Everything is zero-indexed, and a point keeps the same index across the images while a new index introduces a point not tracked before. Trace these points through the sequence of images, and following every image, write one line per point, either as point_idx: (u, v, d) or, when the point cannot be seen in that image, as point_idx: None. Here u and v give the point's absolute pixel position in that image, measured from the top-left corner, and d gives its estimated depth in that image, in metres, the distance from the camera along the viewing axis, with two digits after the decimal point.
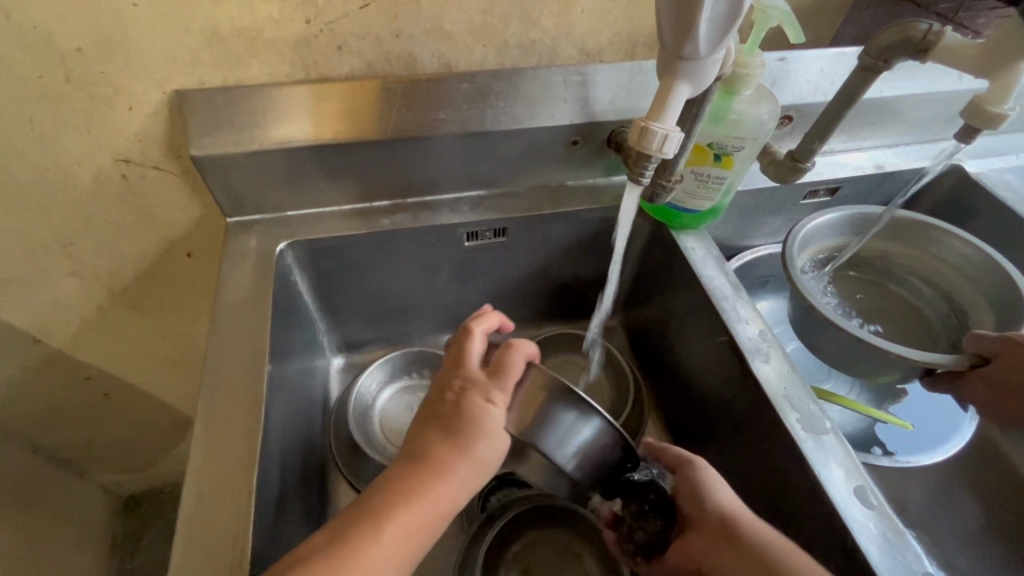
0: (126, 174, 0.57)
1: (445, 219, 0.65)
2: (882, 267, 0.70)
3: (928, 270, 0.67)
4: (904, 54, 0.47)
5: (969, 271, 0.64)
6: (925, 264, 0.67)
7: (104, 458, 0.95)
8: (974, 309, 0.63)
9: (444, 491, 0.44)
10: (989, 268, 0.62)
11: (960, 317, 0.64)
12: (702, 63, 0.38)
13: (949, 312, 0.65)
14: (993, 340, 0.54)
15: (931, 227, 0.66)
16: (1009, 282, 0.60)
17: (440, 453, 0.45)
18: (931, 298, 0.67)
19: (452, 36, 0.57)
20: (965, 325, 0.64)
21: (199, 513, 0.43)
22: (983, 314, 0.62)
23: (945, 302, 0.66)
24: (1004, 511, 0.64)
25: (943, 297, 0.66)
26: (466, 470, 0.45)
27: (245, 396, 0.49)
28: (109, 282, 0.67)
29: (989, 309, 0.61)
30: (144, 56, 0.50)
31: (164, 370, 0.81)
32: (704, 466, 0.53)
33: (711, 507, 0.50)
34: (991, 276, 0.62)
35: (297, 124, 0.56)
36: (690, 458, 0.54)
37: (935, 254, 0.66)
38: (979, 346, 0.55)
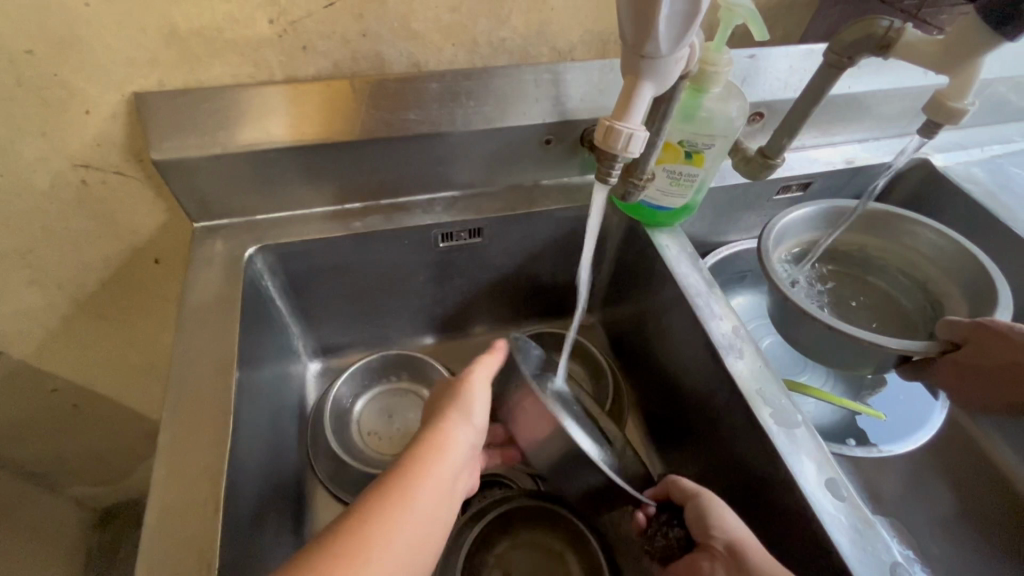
0: (86, 180, 0.55)
1: (418, 220, 0.64)
2: (860, 261, 0.71)
3: (904, 262, 0.68)
4: (867, 50, 0.48)
5: (945, 262, 0.64)
6: (901, 256, 0.68)
7: (75, 471, 0.92)
8: (948, 297, 0.64)
9: (447, 459, 0.46)
10: (962, 258, 0.62)
11: (936, 306, 0.65)
12: (664, 62, 0.38)
13: (926, 302, 0.66)
14: (964, 327, 0.54)
15: (902, 219, 0.67)
16: (982, 271, 0.60)
17: (433, 431, 0.48)
18: (909, 290, 0.68)
19: (420, 35, 0.56)
20: (940, 314, 0.65)
21: (165, 529, 0.42)
22: (956, 301, 0.63)
23: (922, 293, 0.67)
24: (974, 497, 0.66)
25: (919, 289, 0.67)
26: (460, 439, 0.48)
27: (213, 406, 0.48)
28: (73, 291, 0.65)
29: (961, 297, 0.62)
30: (100, 57, 0.48)
31: (136, 379, 0.79)
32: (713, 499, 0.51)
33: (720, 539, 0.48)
34: (963, 264, 0.62)
35: (264, 126, 0.55)
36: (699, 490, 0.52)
37: (910, 245, 0.67)
38: (950, 333, 0.55)
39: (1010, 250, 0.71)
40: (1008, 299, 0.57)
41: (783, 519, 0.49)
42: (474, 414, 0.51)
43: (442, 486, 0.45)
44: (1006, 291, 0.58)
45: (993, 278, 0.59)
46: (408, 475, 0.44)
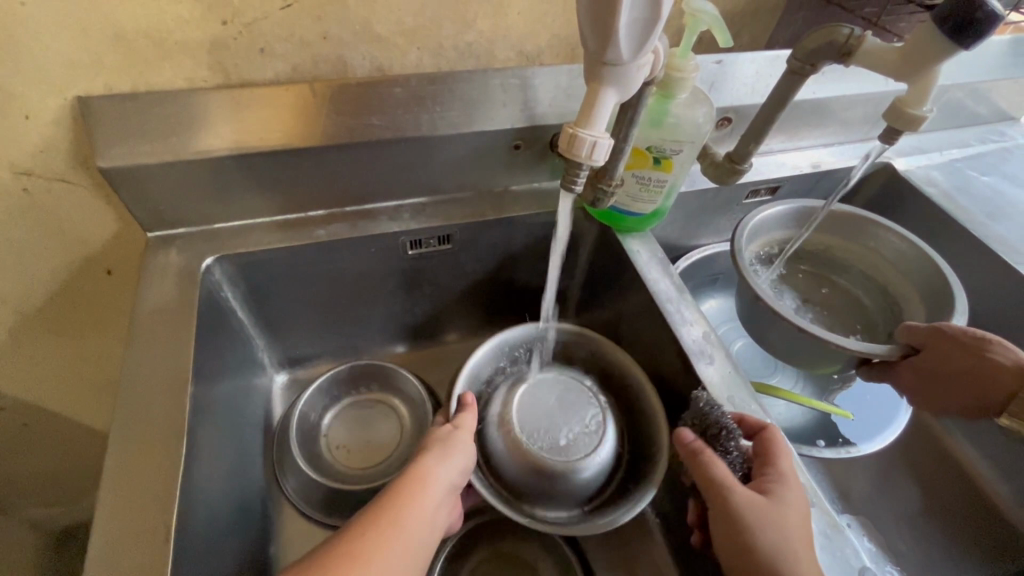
0: (28, 189, 0.52)
1: (385, 228, 0.63)
2: (827, 260, 0.72)
3: (868, 264, 0.70)
4: (829, 57, 0.48)
5: (904, 264, 0.66)
6: (866, 259, 0.70)
7: (27, 493, 0.87)
8: (907, 301, 0.65)
9: (424, 500, 0.44)
10: (921, 261, 0.64)
11: (895, 308, 0.66)
12: (627, 68, 0.38)
13: (885, 304, 0.68)
14: (924, 331, 0.56)
15: (870, 222, 0.68)
16: (938, 274, 0.62)
17: (406, 471, 0.47)
18: (871, 290, 0.69)
19: (383, 38, 0.54)
20: (898, 316, 0.66)
21: (111, 560, 0.39)
22: (915, 304, 0.64)
23: (883, 295, 0.68)
24: (936, 494, 0.67)
25: (879, 289, 0.68)
26: (438, 479, 0.46)
27: (165, 427, 0.46)
28: (17, 305, 0.61)
29: (919, 301, 0.64)
30: (39, 59, 0.46)
31: (90, 395, 0.76)
32: (735, 498, 0.44)
33: (726, 539, 0.44)
34: (924, 269, 0.64)
35: (220, 132, 0.53)
36: (721, 481, 0.46)
37: (875, 248, 0.69)
38: (910, 338, 0.57)
39: (969, 251, 0.73)
40: (963, 306, 0.59)
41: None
42: (455, 452, 0.49)
43: (417, 529, 0.42)
44: (961, 298, 0.59)
45: (950, 285, 0.61)
46: (378, 519, 0.41)
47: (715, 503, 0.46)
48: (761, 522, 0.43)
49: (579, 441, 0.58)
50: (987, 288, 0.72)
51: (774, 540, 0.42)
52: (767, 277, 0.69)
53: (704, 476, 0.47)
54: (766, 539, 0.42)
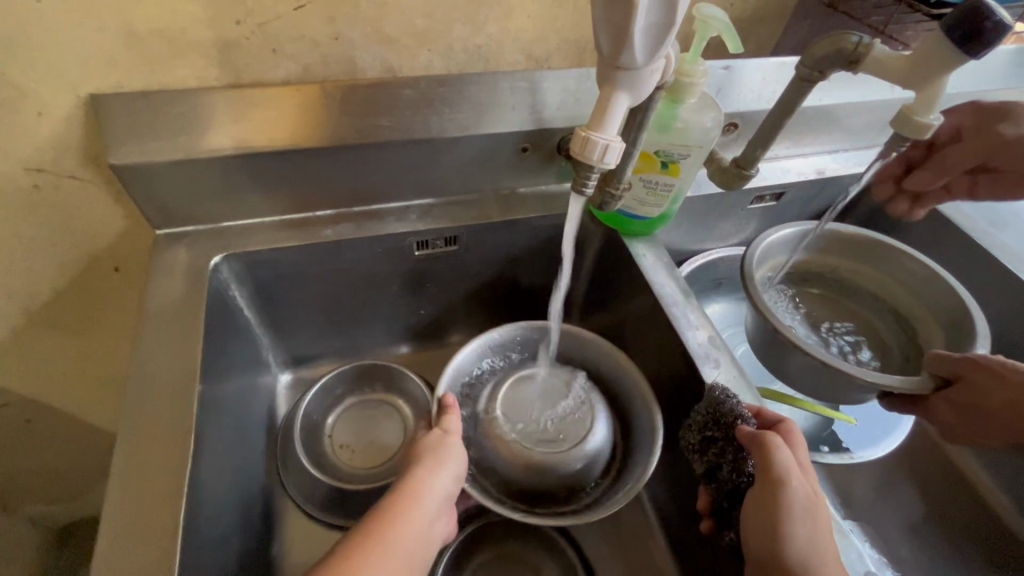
0: (39, 184, 0.53)
1: (392, 228, 0.63)
2: (835, 283, 0.72)
3: (877, 286, 0.70)
4: (837, 64, 0.48)
5: (918, 288, 0.67)
6: (876, 280, 0.70)
7: (29, 489, 0.87)
8: (923, 325, 0.66)
9: (418, 512, 0.45)
10: (937, 285, 0.65)
11: (910, 332, 0.67)
12: (640, 73, 0.38)
13: (899, 327, 0.68)
14: (956, 361, 0.55)
15: (885, 246, 0.69)
16: (956, 300, 0.63)
17: (400, 482, 0.47)
18: (882, 314, 0.69)
19: (393, 40, 0.55)
20: (913, 340, 0.66)
21: (118, 556, 0.40)
22: (932, 329, 0.65)
23: (895, 318, 0.68)
24: (938, 500, 0.67)
25: (892, 312, 0.69)
26: (429, 490, 0.46)
27: (173, 424, 0.46)
28: (24, 301, 0.61)
29: (936, 326, 0.64)
30: (53, 57, 0.46)
31: (94, 393, 0.76)
32: (794, 492, 0.43)
33: (764, 519, 0.43)
34: (939, 295, 0.64)
35: (231, 130, 0.53)
36: (783, 474, 0.44)
37: (888, 271, 0.69)
38: (941, 368, 0.56)
39: (974, 259, 0.73)
40: (985, 329, 0.59)
41: (732, 522, 0.49)
42: (447, 459, 0.49)
43: (413, 540, 0.43)
44: (983, 322, 0.59)
45: (969, 310, 0.61)
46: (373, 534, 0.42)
47: (768, 490, 0.44)
48: (808, 522, 0.42)
49: (566, 416, 0.58)
50: (991, 296, 0.72)
51: (814, 542, 0.42)
52: (777, 298, 0.69)
53: (767, 463, 0.45)
54: (808, 541, 0.42)
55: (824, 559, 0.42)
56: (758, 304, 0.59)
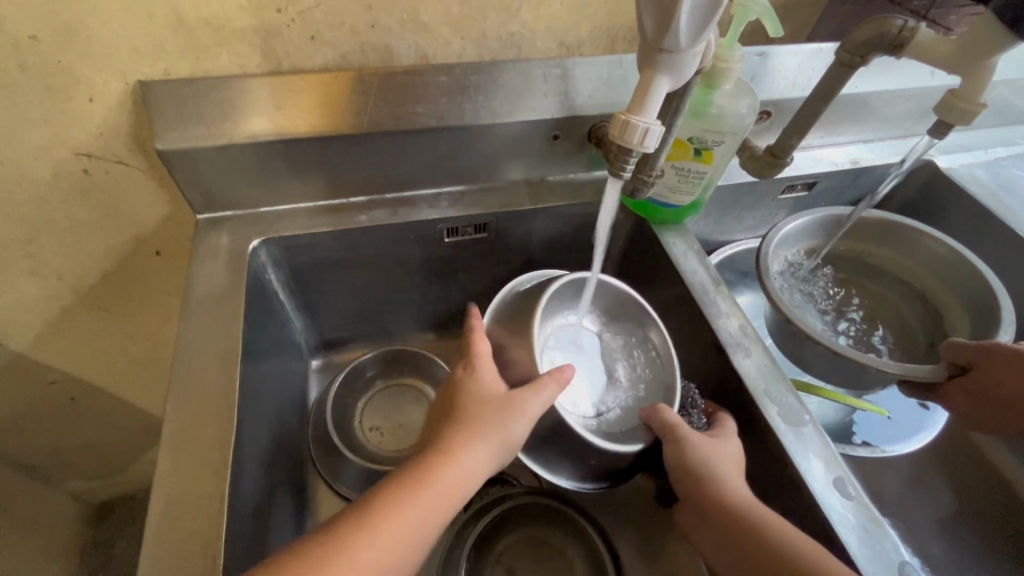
0: (88, 169, 0.55)
1: (423, 215, 0.64)
2: (861, 266, 0.71)
3: (905, 268, 0.68)
4: (881, 49, 0.47)
5: (943, 271, 0.65)
6: (903, 266, 0.69)
7: (72, 465, 0.91)
8: (950, 311, 0.65)
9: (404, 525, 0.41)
10: (963, 268, 0.63)
11: (936, 317, 0.66)
12: (682, 56, 0.38)
13: (927, 313, 0.67)
14: (970, 349, 0.55)
15: (906, 228, 0.67)
16: (984, 284, 0.61)
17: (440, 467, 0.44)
18: (908, 298, 0.69)
19: (428, 28, 0.55)
20: (941, 323, 0.66)
21: (170, 523, 0.42)
22: (958, 314, 0.64)
23: (921, 302, 0.68)
24: (971, 497, 0.66)
25: (918, 298, 0.68)
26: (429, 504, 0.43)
27: (217, 400, 0.48)
28: (72, 282, 0.64)
29: (963, 312, 0.63)
30: (107, 45, 0.48)
31: (135, 373, 0.79)
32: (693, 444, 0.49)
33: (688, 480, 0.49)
34: (965, 276, 0.63)
35: (271, 117, 0.54)
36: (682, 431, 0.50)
37: (909, 256, 0.68)
38: (955, 356, 0.56)
39: (1014, 252, 0.72)
40: (1011, 315, 0.57)
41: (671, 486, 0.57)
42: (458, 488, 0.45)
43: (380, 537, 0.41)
44: (1010, 306, 0.58)
45: (996, 295, 0.59)
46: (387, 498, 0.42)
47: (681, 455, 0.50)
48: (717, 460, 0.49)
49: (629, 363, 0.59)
50: None
51: (719, 450, 0.49)
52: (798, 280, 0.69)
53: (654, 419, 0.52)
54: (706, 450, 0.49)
55: (723, 459, 0.49)
56: (780, 301, 0.57)
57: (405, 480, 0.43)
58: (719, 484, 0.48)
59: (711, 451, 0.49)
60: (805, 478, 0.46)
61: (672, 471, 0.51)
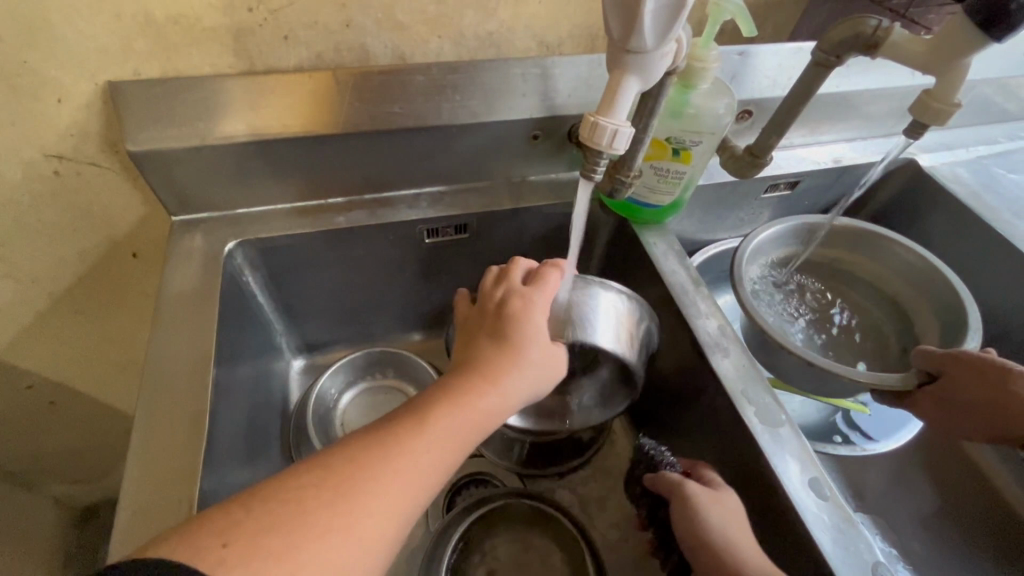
0: (59, 170, 0.54)
1: (403, 215, 0.63)
2: (833, 272, 0.71)
3: (875, 275, 0.69)
4: (856, 50, 0.47)
5: (914, 278, 0.66)
6: (874, 273, 0.69)
7: (53, 469, 0.90)
8: (920, 317, 0.65)
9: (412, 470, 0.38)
10: (934, 276, 0.64)
11: (906, 322, 0.66)
12: (650, 56, 0.38)
13: (897, 319, 0.67)
14: (940, 357, 0.55)
15: (877, 236, 0.67)
16: (953, 293, 0.61)
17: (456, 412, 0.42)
18: (880, 304, 0.69)
19: (405, 27, 0.55)
20: (910, 328, 0.66)
21: (138, 530, 0.41)
22: (929, 320, 0.64)
23: (893, 309, 0.68)
24: (951, 494, 0.67)
25: (890, 304, 0.68)
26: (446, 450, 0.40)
27: (189, 404, 0.47)
28: (46, 286, 0.63)
29: (933, 317, 0.63)
30: (74, 44, 0.47)
31: (114, 376, 0.78)
32: (691, 490, 0.50)
33: (688, 531, 0.49)
34: (936, 283, 0.63)
35: (244, 117, 0.53)
36: (679, 482, 0.51)
37: (881, 261, 0.68)
38: (926, 362, 0.56)
39: (994, 250, 0.72)
40: (978, 321, 0.58)
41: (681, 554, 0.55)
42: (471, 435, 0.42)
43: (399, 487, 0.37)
44: (975, 314, 0.59)
45: (964, 302, 0.60)
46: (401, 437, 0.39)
47: (680, 501, 0.50)
48: (715, 510, 0.48)
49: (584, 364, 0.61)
50: (1012, 287, 0.70)
51: (730, 515, 0.48)
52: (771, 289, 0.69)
53: (663, 484, 0.53)
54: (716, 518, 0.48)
55: (738, 527, 0.47)
56: (749, 307, 0.58)
57: (458, 397, 0.42)
58: (730, 551, 0.45)
59: (721, 517, 0.48)
60: (781, 478, 0.46)
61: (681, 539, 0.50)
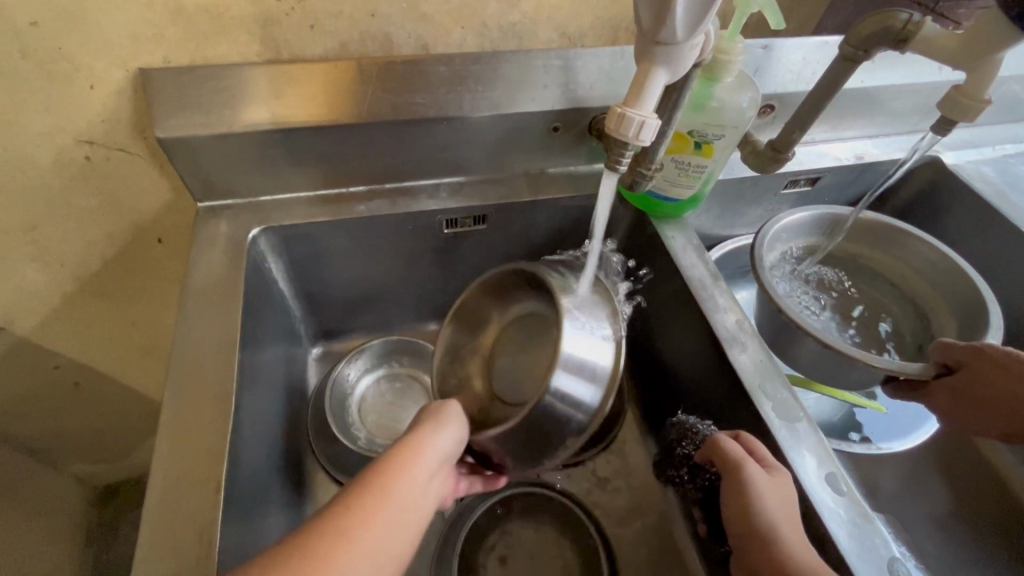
0: (89, 156, 0.55)
1: (422, 205, 0.64)
2: (854, 267, 0.71)
3: (898, 273, 0.68)
4: (885, 43, 0.47)
5: (935, 276, 0.65)
6: (895, 270, 0.68)
7: (76, 448, 0.92)
8: (939, 316, 0.64)
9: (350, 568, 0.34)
10: (956, 272, 0.63)
11: (924, 321, 0.65)
12: (680, 48, 0.38)
13: (916, 318, 0.66)
14: (960, 350, 0.55)
15: (901, 232, 0.67)
16: (975, 291, 0.60)
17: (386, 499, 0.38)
18: (899, 302, 0.68)
19: (429, 17, 0.55)
20: (926, 326, 0.65)
21: (166, 506, 0.42)
22: (947, 319, 0.63)
23: (912, 308, 0.67)
24: (967, 495, 0.66)
25: (909, 303, 0.67)
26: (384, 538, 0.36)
27: (214, 386, 0.48)
28: (74, 268, 0.65)
29: (951, 316, 0.62)
30: (106, 31, 0.48)
31: (136, 358, 0.80)
32: (751, 475, 0.45)
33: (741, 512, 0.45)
34: (957, 282, 0.63)
35: (270, 106, 0.54)
36: (740, 462, 0.46)
37: (903, 258, 0.68)
38: (944, 355, 0.55)
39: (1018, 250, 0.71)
40: (998, 321, 0.57)
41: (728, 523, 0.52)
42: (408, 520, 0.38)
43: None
44: (997, 313, 0.58)
45: (983, 299, 0.59)
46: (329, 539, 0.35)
47: (734, 484, 0.46)
48: (770, 498, 0.44)
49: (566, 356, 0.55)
50: None
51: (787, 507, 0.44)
52: (788, 280, 0.69)
53: (720, 458, 0.48)
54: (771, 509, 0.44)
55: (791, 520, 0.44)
56: (771, 291, 0.58)
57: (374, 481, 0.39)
58: (782, 546, 0.42)
59: (778, 505, 0.44)
60: (798, 472, 0.46)
61: (731, 516, 0.47)
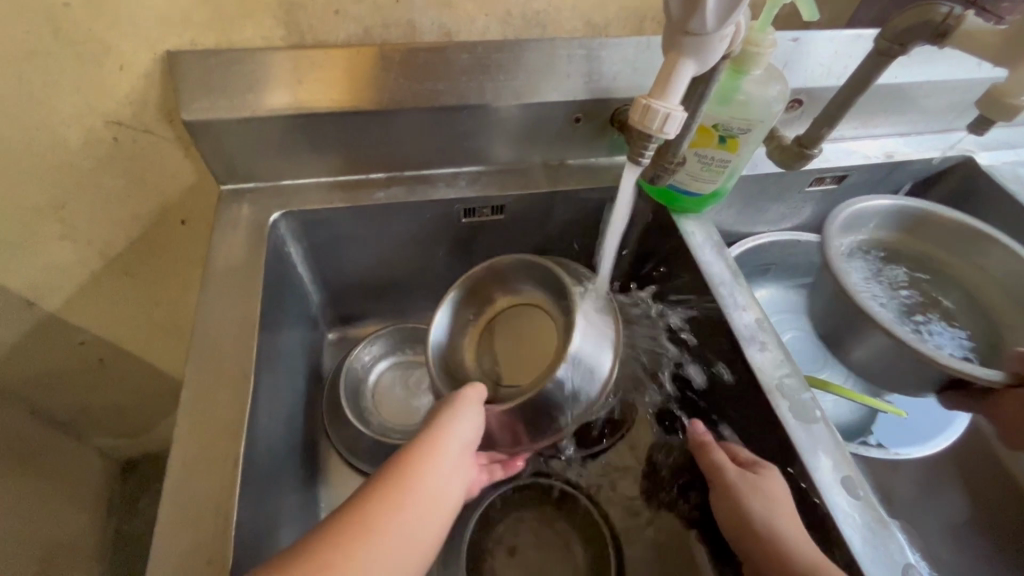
0: (117, 137, 0.56)
1: (441, 193, 0.64)
2: (931, 271, 0.68)
3: (972, 283, 0.66)
4: (922, 37, 0.45)
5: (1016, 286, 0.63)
6: (973, 277, 0.66)
7: (100, 422, 0.95)
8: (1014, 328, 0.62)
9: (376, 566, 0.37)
10: None
11: (995, 330, 0.63)
12: (709, 39, 0.37)
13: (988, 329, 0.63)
14: None
15: (981, 235, 0.65)
16: None
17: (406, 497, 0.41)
18: (967, 312, 0.65)
19: (453, 4, 0.55)
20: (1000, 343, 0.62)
21: (187, 482, 0.43)
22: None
23: (984, 318, 0.64)
24: (987, 505, 0.65)
25: (982, 313, 0.64)
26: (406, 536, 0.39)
27: (233, 366, 0.49)
28: (101, 247, 0.66)
29: None
30: (136, 13, 0.48)
31: (159, 337, 0.82)
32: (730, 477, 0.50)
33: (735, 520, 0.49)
34: None
35: (293, 91, 0.54)
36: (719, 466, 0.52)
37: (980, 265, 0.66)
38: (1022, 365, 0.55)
39: None
40: None
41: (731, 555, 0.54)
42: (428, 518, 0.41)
43: None
44: None
45: None
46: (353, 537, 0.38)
47: (721, 490, 0.51)
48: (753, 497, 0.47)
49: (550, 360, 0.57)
50: None
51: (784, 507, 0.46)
52: (858, 269, 0.66)
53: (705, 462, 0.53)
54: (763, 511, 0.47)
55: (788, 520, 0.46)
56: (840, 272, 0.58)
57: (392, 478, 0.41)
58: (774, 541, 0.45)
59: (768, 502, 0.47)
60: (813, 474, 0.46)
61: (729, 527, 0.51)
